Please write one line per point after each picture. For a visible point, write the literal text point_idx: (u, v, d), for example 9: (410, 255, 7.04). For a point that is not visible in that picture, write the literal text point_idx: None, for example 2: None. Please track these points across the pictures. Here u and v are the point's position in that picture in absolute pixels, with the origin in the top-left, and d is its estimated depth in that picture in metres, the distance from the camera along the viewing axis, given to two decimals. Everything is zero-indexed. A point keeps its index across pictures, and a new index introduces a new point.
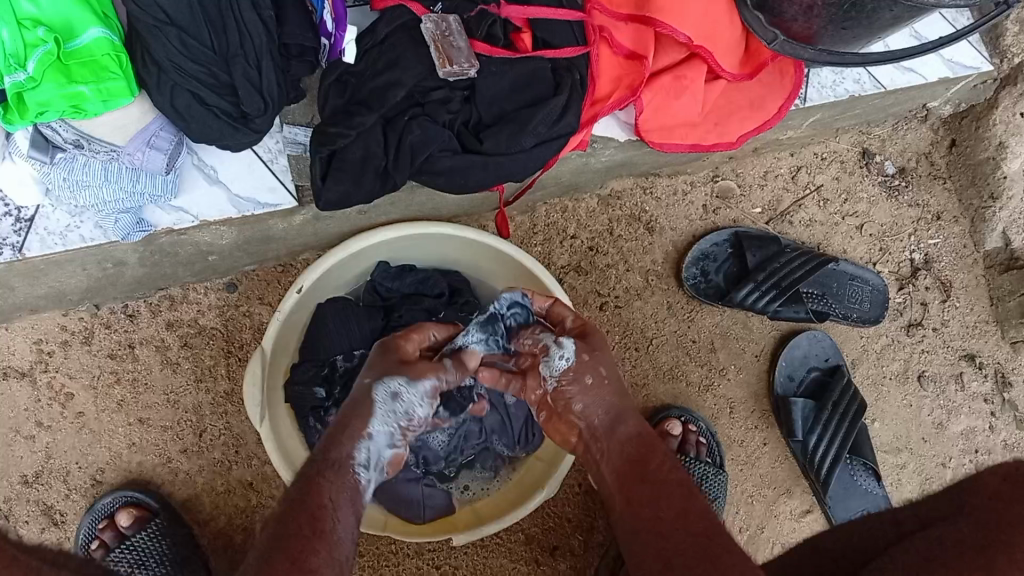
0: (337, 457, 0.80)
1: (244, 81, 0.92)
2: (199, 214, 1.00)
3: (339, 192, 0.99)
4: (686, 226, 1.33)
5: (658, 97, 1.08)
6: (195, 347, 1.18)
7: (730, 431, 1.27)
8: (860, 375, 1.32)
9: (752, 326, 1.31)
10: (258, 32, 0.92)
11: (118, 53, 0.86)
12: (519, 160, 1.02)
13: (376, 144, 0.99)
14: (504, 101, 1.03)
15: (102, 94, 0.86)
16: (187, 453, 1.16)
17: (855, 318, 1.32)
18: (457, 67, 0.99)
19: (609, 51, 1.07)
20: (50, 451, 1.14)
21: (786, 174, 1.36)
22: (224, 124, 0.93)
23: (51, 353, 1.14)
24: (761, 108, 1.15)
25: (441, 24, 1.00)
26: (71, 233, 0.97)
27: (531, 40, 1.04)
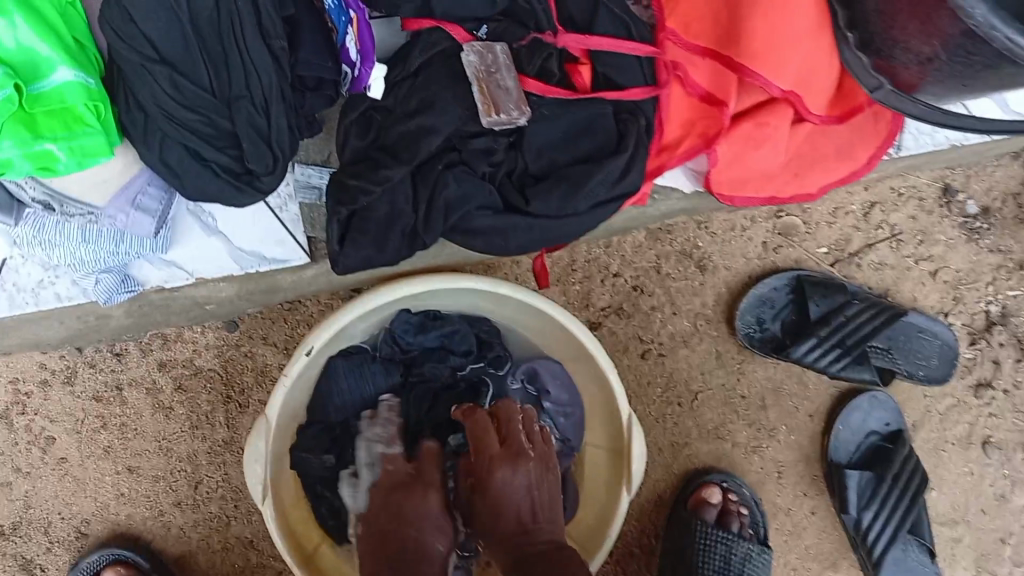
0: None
1: (249, 131, 0.75)
2: (194, 271, 0.86)
3: (358, 257, 0.84)
4: (742, 265, 1.19)
5: (735, 147, 0.92)
6: (191, 390, 1.05)
7: (775, 498, 1.16)
8: (920, 439, 1.21)
9: (808, 382, 1.18)
10: (266, 70, 0.75)
11: (98, 103, 0.71)
12: (572, 225, 0.87)
13: (403, 200, 0.84)
14: (556, 151, 0.87)
15: (75, 152, 0.71)
16: (181, 506, 1.05)
17: (921, 376, 1.20)
18: (505, 116, 0.83)
19: (682, 90, 0.90)
20: (30, 501, 1.03)
21: (858, 211, 1.21)
22: (224, 183, 0.77)
23: (29, 393, 1.02)
24: (850, 157, 0.99)
25: (486, 57, 0.84)
26: (44, 291, 0.83)
27: (590, 74, 0.88)
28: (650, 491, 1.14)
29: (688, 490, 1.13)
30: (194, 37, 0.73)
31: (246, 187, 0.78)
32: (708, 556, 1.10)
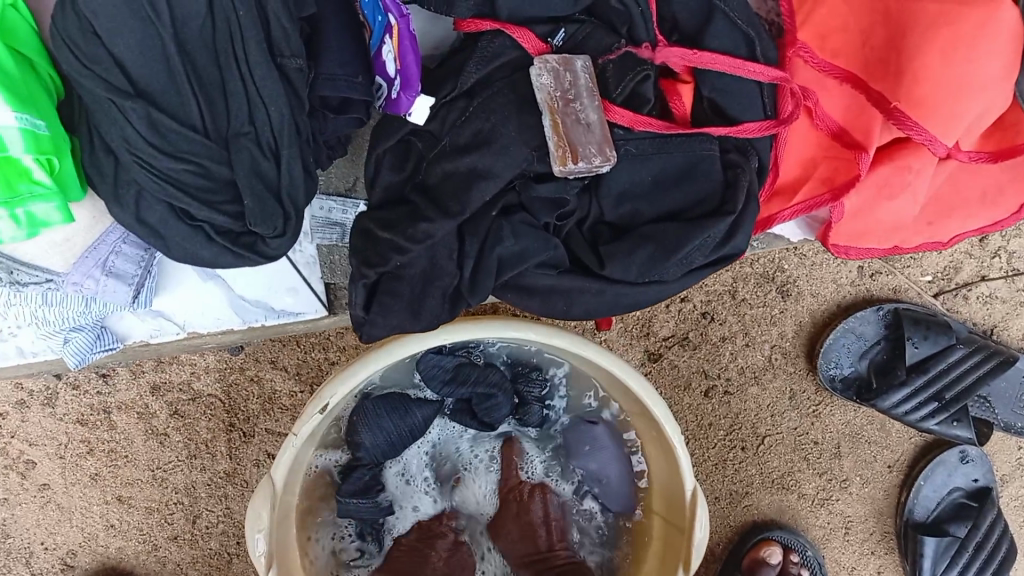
0: None
1: (251, 181, 0.58)
2: (186, 325, 0.71)
3: (387, 324, 0.68)
4: (831, 293, 1.01)
5: (863, 197, 0.73)
6: (189, 416, 0.92)
7: (840, 556, 1.04)
8: (1008, 496, 1.07)
9: (890, 430, 1.03)
10: (275, 101, 0.57)
11: (53, 155, 0.53)
12: (656, 292, 0.70)
13: (446, 258, 0.67)
14: (644, 198, 0.68)
15: (25, 219, 0.54)
16: (177, 540, 0.94)
17: (1017, 429, 1.03)
18: (584, 164, 0.64)
19: (807, 123, 0.71)
20: (9, 528, 0.92)
21: (974, 234, 1.02)
22: (219, 249, 0.60)
23: (3, 415, 0.89)
24: (997, 203, 0.80)
25: (563, 76, 0.64)
26: (1, 346, 0.68)
27: (693, 98, 0.69)
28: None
29: (744, 545, 1.01)
30: (179, 61, 0.54)
31: (247, 253, 0.60)
32: None
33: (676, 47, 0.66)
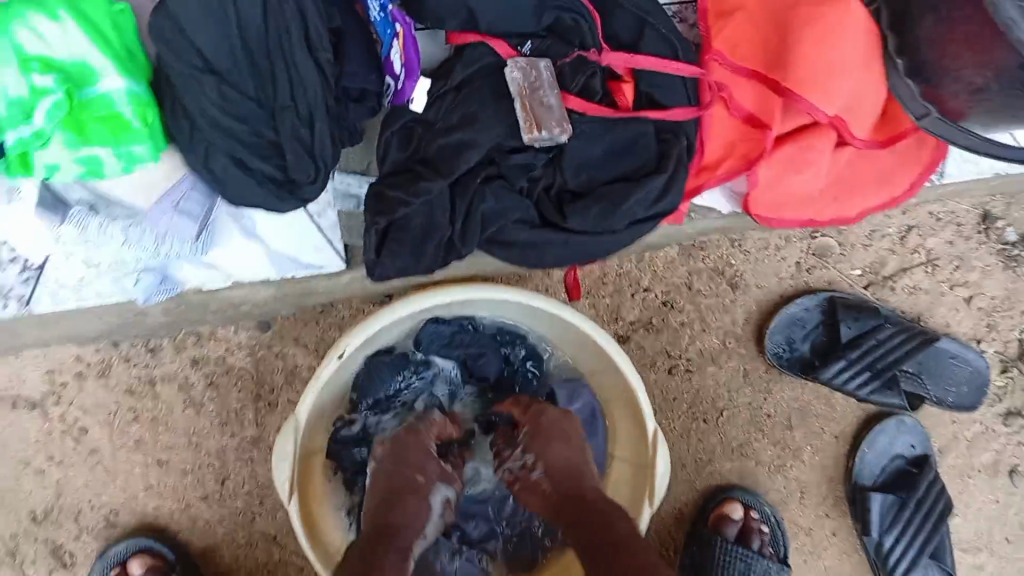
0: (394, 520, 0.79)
1: (293, 142, 0.76)
2: (232, 274, 0.87)
3: (395, 266, 0.85)
4: (774, 284, 1.18)
5: (775, 170, 0.91)
6: (222, 387, 1.07)
7: (798, 517, 1.17)
8: (946, 465, 1.20)
9: (835, 404, 1.18)
10: (312, 82, 0.75)
11: (145, 109, 0.72)
12: (608, 243, 0.87)
13: (441, 212, 0.84)
14: (596, 169, 0.87)
15: (123, 157, 0.72)
16: (208, 499, 1.07)
17: (950, 403, 1.19)
18: (547, 133, 0.83)
19: (725, 111, 0.90)
20: (61, 489, 1.05)
21: (895, 234, 1.19)
22: (267, 192, 0.78)
23: (64, 384, 1.04)
24: (891, 183, 0.98)
25: (530, 72, 0.83)
26: (85, 287, 0.85)
27: (633, 92, 0.88)
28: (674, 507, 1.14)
29: (709, 505, 1.14)
30: (242, 48, 0.73)
31: (288, 197, 0.79)
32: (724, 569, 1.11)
33: (617, 52, 0.85)
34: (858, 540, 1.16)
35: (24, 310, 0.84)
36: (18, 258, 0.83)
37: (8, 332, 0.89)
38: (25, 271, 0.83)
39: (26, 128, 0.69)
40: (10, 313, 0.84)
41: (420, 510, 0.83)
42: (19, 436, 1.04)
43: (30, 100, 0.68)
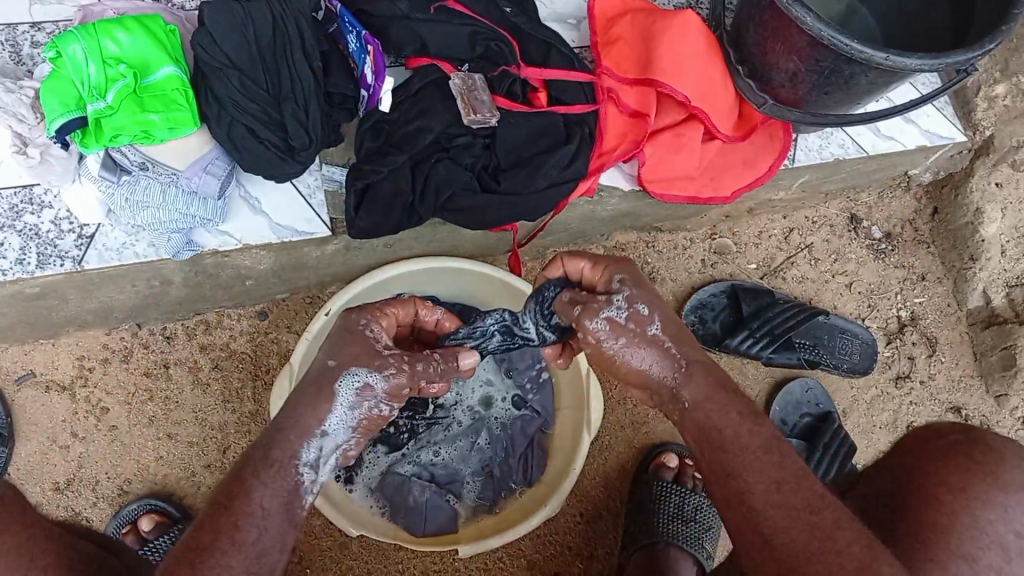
0: (278, 457, 0.79)
1: (292, 120, 1.03)
2: (242, 239, 1.11)
3: (369, 221, 1.11)
4: (685, 278, 1.42)
5: (659, 151, 1.20)
6: (225, 369, 1.26)
7: None
8: (851, 424, 1.41)
9: (747, 373, 1.40)
10: (307, 78, 1.03)
11: (186, 90, 1.00)
12: (532, 201, 1.13)
13: (404, 181, 1.10)
14: (521, 148, 1.14)
15: (170, 122, 0.99)
16: (210, 467, 1.24)
17: (846, 368, 1.40)
18: (480, 116, 1.10)
19: (616, 109, 1.19)
20: (82, 462, 1.22)
21: (780, 234, 1.46)
22: (273, 155, 1.04)
23: (91, 368, 1.23)
24: (754, 166, 1.26)
25: (468, 81, 1.12)
26: (127, 250, 1.08)
27: (546, 98, 1.17)
28: (615, 459, 1.31)
29: (648, 459, 1.31)
30: (257, 51, 1.01)
31: (289, 158, 1.05)
32: (664, 503, 1.25)
33: (532, 68, 1.15)
34: None
35: (76, 268, 1.07)
36: (76, 228, 1.07)
37: (59, 298, 1.12)
38: (80, 238, 1.07)
39: (100, 102, 0.96)
40: (65, 270, 1.06)
41: (318, 408, 0.82)
42: (49, 416, 1.22)
43: (104, 85, 0.96)
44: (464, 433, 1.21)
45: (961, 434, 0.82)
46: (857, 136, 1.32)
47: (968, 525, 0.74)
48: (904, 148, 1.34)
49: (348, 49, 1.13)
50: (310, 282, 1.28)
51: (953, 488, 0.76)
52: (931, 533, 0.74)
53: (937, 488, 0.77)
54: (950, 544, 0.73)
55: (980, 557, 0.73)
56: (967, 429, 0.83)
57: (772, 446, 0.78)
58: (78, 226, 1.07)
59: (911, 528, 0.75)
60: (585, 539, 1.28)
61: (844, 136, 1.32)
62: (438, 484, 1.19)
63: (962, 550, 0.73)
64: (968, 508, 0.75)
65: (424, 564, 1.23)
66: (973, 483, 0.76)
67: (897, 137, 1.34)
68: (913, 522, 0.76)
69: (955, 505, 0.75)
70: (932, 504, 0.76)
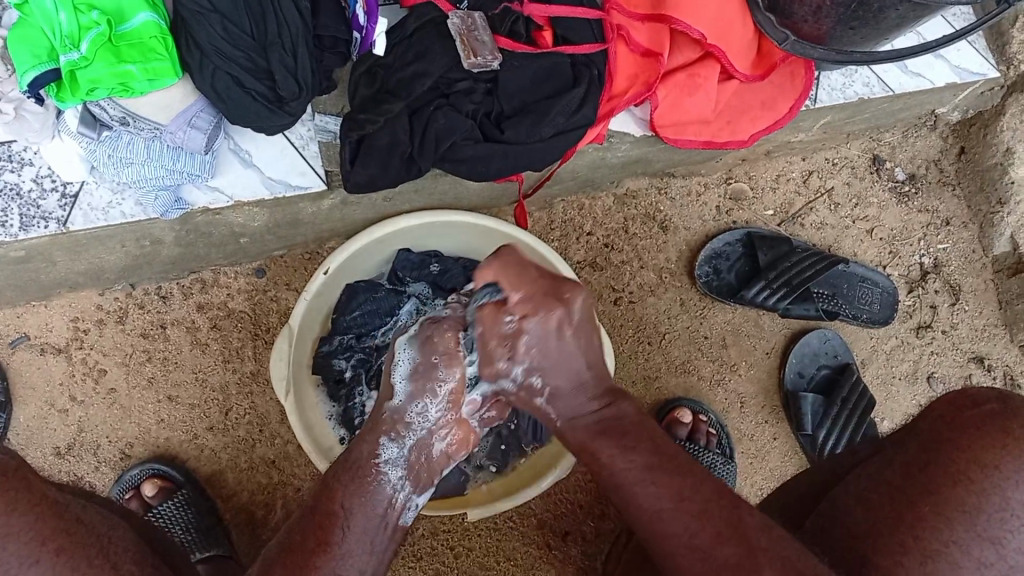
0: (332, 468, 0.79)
1: (280, 68, 0.95)
2: (232, 196, 1.06)
3: (366, 175, 1.05)
4: (699, 226, 1.36)
5: (672, 94, 1.13)
6: (224, 329, 1.22)
7: (740, 424, 1.34)
8: (871, 374, 1.37)
9: (763, 324, 1.36)
10: (296, 22, 0.95)
11: (165, 37, 0.92)
12: (538, 150, 1.06)
13: (402, 131, 1.03)
14: (526, 93, 1.07)
15: (149, 73, 0.91)
16: (213, 430, 1.21)
17: (865, 318, 1.36)
18: (482, 59, 1.03)
19: (626, 48, 1.12)
20: (82, 425, 1.19)
21: (798, 178, 1.39)
22: (261, 106, 0.97)
23: (86, 330, 1.20)
24: (773, 108, 1.19)
25: (467, 20, 1.04)
26: (113, 210, 1.03)
27: (553, 37, 1.08)
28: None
29: (664, 413, 1.30)
30: None
31: (278, 109, 0.98)
32: None
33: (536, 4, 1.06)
34: (796, 439, 1.33)
35: (62, 229, 1.02)
36: (58, 186, 1.02)
37: (46, 260, 1.08)
38: (64, 198, 1.02)
39: (74, 52, 0.89)
40: (49, 232, 1.02)
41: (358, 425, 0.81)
42: (46, 379, 1.19)
43: (78, 34, 0.89)
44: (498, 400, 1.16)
45: (995, 403, 0.77)
46: (882, 73, 1.25)
47: (997, 507, 0.71)
48: (932, 86, 1.27)
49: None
50: (308, 238, 1.23)
51: (986, 465, 0.72)
52: (959, 514, 0.71)
53: (968, 465, 0.73)
54: (975, 526, 0.70)
55: (1010, 541, 0.70)
56: (1003, 397, 0.78)
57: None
58: (61, 185, 1.02)
59: (936, 507, 0.71)
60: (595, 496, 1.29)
61: (869, 74, 1.25)
62: None
63: (989, 533, 0.70)
64: (999, 487, 0.71)
65: (435, 524, 1.23)
66: (1008, 460, 0.72)
67: (925, 74, 1.26)
68: (940, 499, 0.72)
69: (986, 484, 0.72)
70: (963, 482, 0.72)
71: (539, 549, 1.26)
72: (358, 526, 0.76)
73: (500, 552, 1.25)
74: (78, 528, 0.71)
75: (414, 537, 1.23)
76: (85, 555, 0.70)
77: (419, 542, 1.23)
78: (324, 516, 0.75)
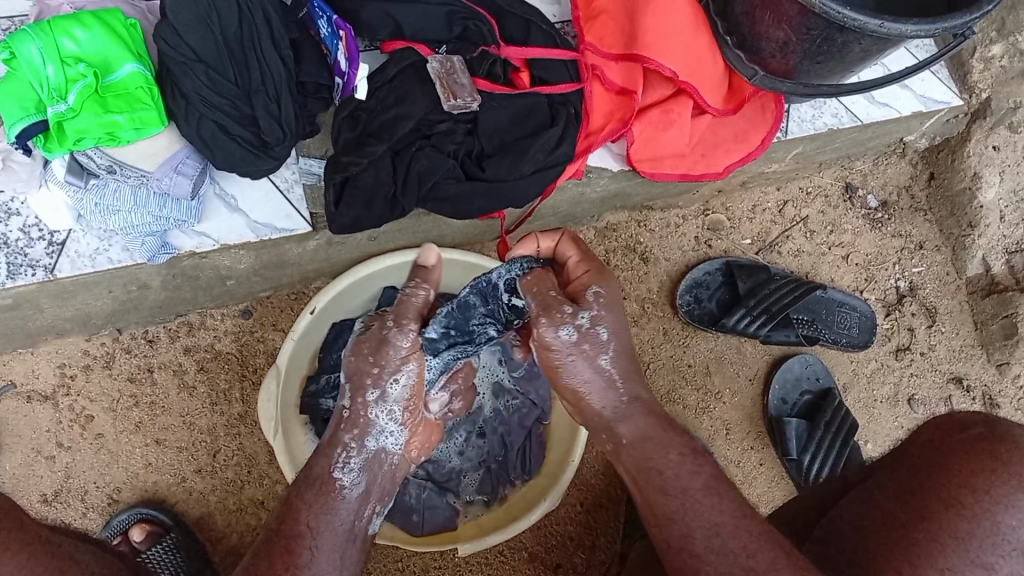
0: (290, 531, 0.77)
1: (264, 114, 0.97)
2: (219, 239, 1.08)
3: (350, 216, 1.06)
4: (679, 257, 1.38)
5: (648, 129, 1.16)
6: (212, 371, 1.23)
7: (727, 451, 1.36)
8: (852, 398, 1.40)
9: (745, 351, 1.38)
10: (279, 70, 0.97)
11: (151, 87, 0.94)
12: (517, 188, 1.09)
13: (385, 172, 1.05)
14: (506, 132, 1.09)
15: (135, 122, 0.93)
16: (201, 473, 1.22)
17: (845, 343, 1.38)
18: (460, 101, 1.05)
19: (601, 87, 1.15)
20: (70, 471, 1.19)
21: (774, 207, 1.42)
22: (246, 151, 0.99)
23: (73, 376, 1.20)
24: (746, 140, 1.22)
25: (446, 64, 1.06)
26: (100, 256, 1.05)
27: (530, 78, 1.11)
28: None
29: None
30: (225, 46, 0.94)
31: (262, 154, 1.00)
32: None
33: (513, 46, 1.09)
34: (782, 465, 1.35)
35: (49, 277, 1.03)
36: (46, 234, 1.04)
37: (33, 308, 1.09)
38: (50, 245, 1.04)
39: (61, 104, 0.90)
40: (37, 280, 1.03)
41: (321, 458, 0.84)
42: (33, 426, 1.19)
43: (65, 86, 0.90)
44: (461, 425, 1.18)
45: (983, 429, 0.78)
46: (850, 104, 1.29)
47: (988, 532, 0.71)
48: (899, 115, 1.31)
49: (319, 35, 1.04)
50: (294, 279, 1.24)
51: (977, 490, 0.73)
52: (953, 540, 0.71)
53: (959, 490, 0.73)
54: (969, 552, 0.70)
55: (1000, 565, 0.71)
56: (991, 422, 0.79)
57: (712, 487, 0.78)
58: (48, 233, 1.04)
59: (930, 532, 0.72)
60: (587, 529, 1.30)
61: (837, 105, 1.29)
62: (436, 483, 1.18)
63: (982, 559, 0.71)
64: (990, 513, 0.72)
65: (427, 562, 1.24)
66: (997, 485, 0.73)
67: (892, 104, 1.31)
68: (933, 526, 0.72)
69: (977, 509, 0.72)
70: (954, 507, 0.73)
71: None
72: (327, 544, 0.78)
73: None
74: (70, 567, 0.72)
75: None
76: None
77: None
78: (289, 540, 0.76)
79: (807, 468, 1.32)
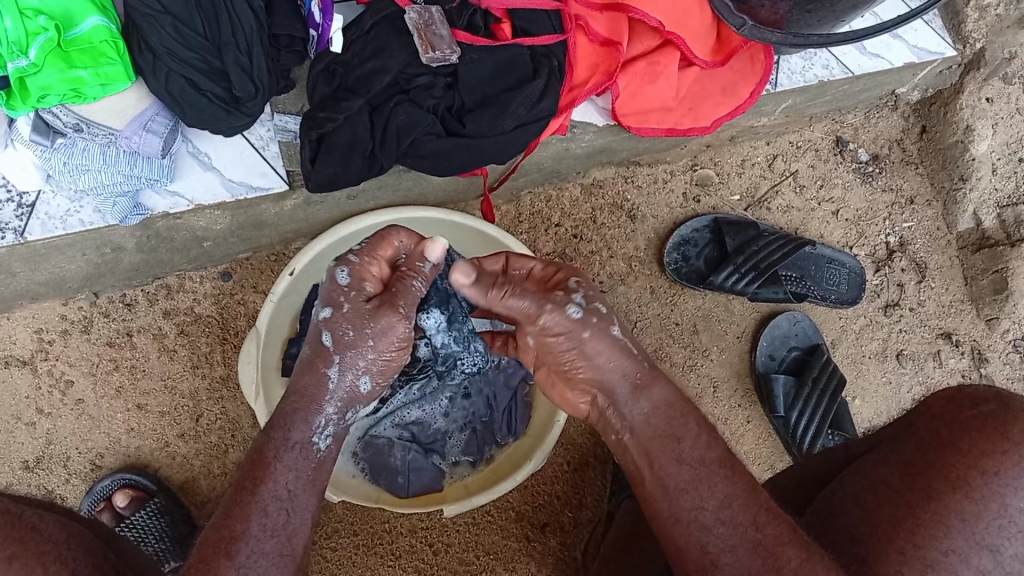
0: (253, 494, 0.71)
1: (235, 68, 0.93)
2: (193, 199, 1.05)
3: (327, 174, 1.04)
4: (667, 214, 1.36)
5: (634, 82, 1.13)
6: (192, 334, 1.21)
7: (714, 409, 1.35)
8: (840, 354, 1.39)
9: (733, 309, 1.37)
10: (248, 22, 0.93)
11: (117, 41, 0.90)
12: (501, 143, 1.05)
13: (362, 128, 1.02)
14: (486, 86, 1.06)
15: (101, 78, 0.90)
16: (184, 437, 1.20)
17: (833, 299, 1.37)
18: (439, 52, 1.01)
19: (585, 39, 1.10)
20: (51, 437, 1.18)
21: (763, 162, 1.39)
22: (217, 107, 0.95)
23: (51, 341, 1.18)
24: (733, 94, 1.20)
25: (424, 13, 1.02)
26: (71, 218, 1.02)
27: (511, 29, 1.07)
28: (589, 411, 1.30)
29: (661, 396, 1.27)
30: None
31: (234, 110, 0.96)
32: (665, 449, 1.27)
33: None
34: (770, 423, 1.35)
35: (19, 240, 1.00)
36: (14, 196, 1.01)
37: (5, 272, 1.06)
38: (19, 208, 1.01)
39: (22, 59, 0.86)
40: (7, 243, 1.00)
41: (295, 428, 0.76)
42: (12, 392, 1.17)
43: (25, 40, 0.86)
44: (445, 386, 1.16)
45: (995, 406, 0.75)
46: (841, 55, 1.26)
47: (996, 514, 0.70)
48: (891, 66, 1.28)
49: None
50: (273, 240, 1.22)
51: (986, 471, 0.71)
52: (958, 521, 0.70)
53: (969, 470, 0.72)
54: (976, 534, 0.70)
55: (1006, 547, 0.70)
56: (1002, 397, 0.77)
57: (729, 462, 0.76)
58: (16, 195, 1.01)
59: (936, 514, 0.71)
60: (573, 488, 1.29)
61: (828, 56, 1.26)
62: (421, 444, 1.16)
63: (987, 540, 0.70)
64: (998, 494, 0.70)
65: (413, 522, 1.23)
66: (1008, 467, 0.71)
67: (884, 55, 1.28)
68: (939, 507, 0.71)
69: (985, 491, 0.71)
70: (962, 488, 0.71)
71: (517, 542, 1.26)
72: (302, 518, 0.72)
73: (479, 547, 1.25)
74: (32, 535, 0.67)
75: (392, 536, 1.23)
76: (39, 562, 0.66)
77: (398, 540, 1.23)
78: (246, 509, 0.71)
79: (793, 427, 1.31)
